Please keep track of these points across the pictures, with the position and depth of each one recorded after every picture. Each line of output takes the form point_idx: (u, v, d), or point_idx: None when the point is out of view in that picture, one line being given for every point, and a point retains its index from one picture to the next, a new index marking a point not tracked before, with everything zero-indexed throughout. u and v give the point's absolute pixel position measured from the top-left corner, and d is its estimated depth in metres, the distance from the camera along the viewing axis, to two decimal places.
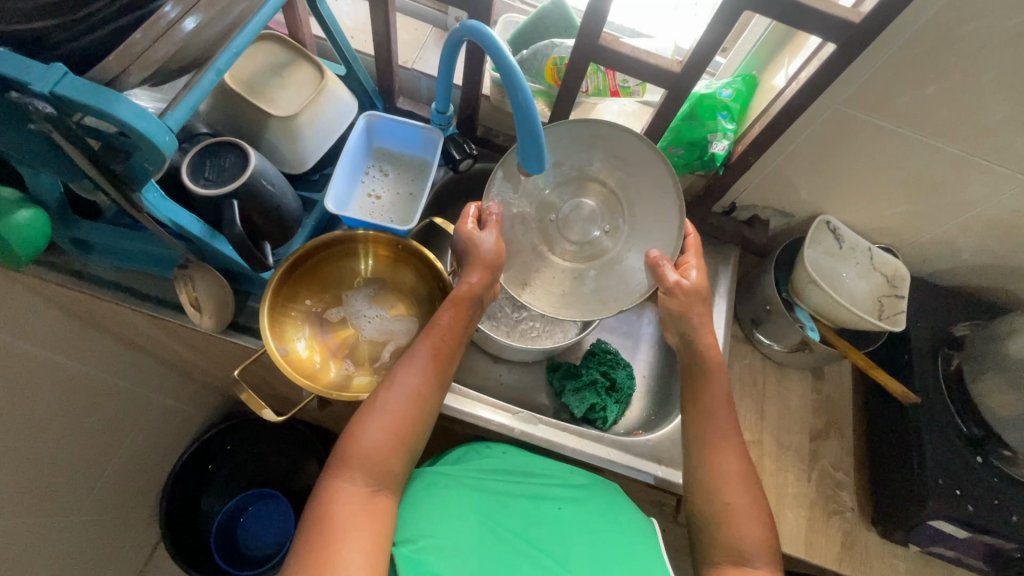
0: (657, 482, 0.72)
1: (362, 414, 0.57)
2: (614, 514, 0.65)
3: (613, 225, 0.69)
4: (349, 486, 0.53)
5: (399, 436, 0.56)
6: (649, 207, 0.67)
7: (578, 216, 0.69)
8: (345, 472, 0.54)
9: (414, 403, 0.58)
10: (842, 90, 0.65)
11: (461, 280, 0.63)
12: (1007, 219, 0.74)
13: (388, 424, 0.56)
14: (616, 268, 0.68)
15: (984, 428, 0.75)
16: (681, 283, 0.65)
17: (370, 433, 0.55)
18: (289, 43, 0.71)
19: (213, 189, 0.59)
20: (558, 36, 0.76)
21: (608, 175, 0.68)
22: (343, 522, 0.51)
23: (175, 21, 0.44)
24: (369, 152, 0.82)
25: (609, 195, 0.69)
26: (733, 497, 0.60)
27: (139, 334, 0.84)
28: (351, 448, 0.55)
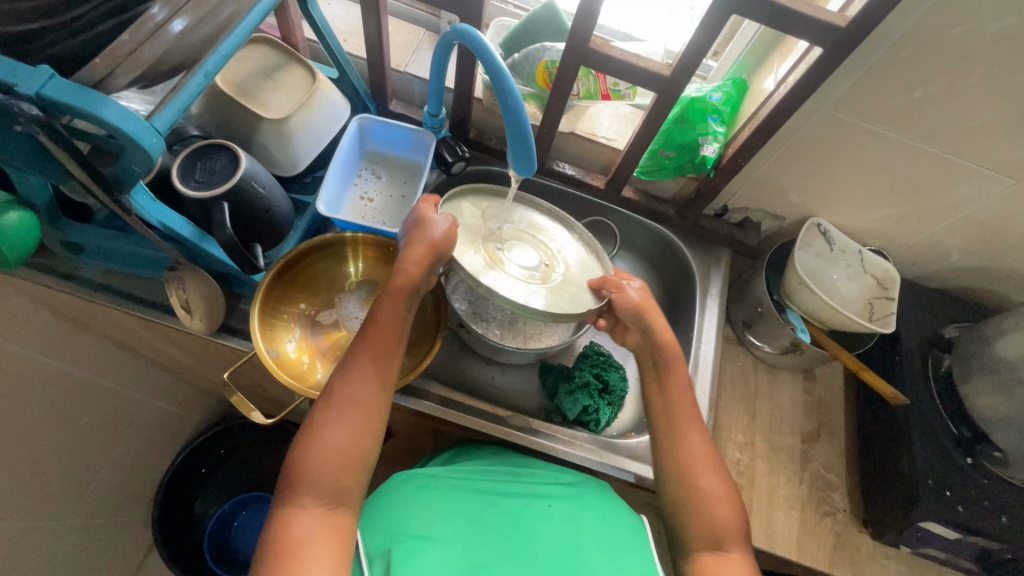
0: (637, 480, 0.73)
1: (307, 433, 0.55)
2: (603, 510, 0.64)
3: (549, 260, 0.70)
4: (303, 511, 0.52)
5: (349, 449, 0.55)
6: (572, 254, 0.72)
7: (522, 248, 0.69)
8: (297, 496, 0.52)
9: (360, 413, 0.56)
10: (831, 94, 0.65)
11: (400, 269, 0.62)
12: (995, 221, 0.74)
13: (333, 439, 0.54)
14: (570, 285, 0.68)
15: (974, 429, 0.76)
16: (633, 287, 0.68)
17: (315, 454, 0.54)
18: (281, 46, 0.71)
19: (203, 192, 0.59)
20: (550, 39, 0.76)
21: (528, 229, 0.73)
22: (302, 550, 0.50)
23: (163, 22, 0.44)
24: (361, 155, 0.82)
25: (535, 242, 0.71)
26: (705, 483, 0.61)
27: (131, 336, 0.84)
28: (300, 471, 0.53)
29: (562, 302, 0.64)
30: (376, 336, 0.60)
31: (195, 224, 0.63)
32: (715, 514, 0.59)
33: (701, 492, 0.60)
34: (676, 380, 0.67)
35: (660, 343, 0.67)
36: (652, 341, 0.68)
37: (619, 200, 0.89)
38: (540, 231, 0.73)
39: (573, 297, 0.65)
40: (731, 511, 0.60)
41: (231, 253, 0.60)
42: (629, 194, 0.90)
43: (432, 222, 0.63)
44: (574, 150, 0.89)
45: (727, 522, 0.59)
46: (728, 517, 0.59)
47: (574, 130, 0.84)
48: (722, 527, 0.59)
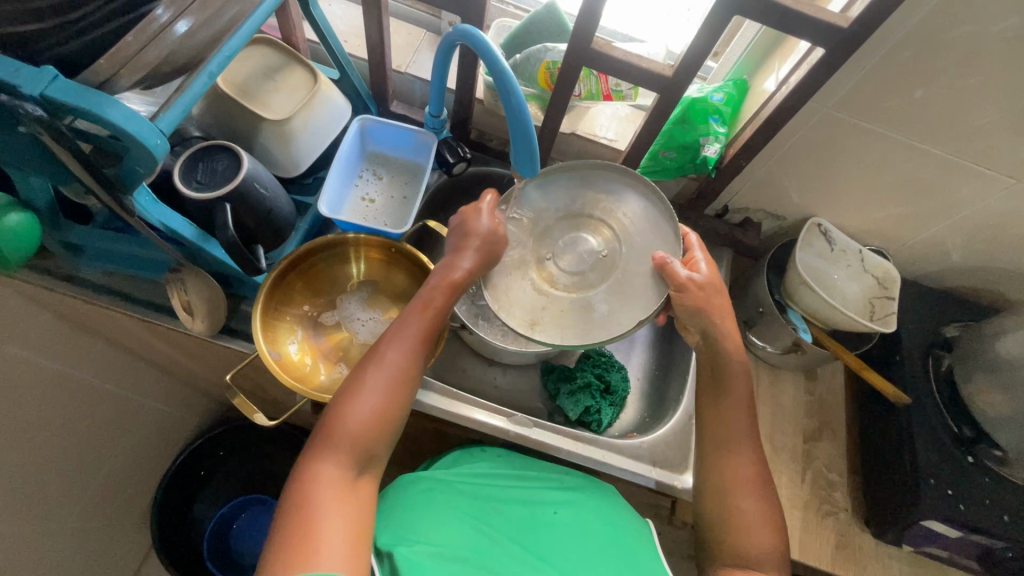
0: (657, 486, 0.72)
1: (346, 392, 0.55)
2: (606, 516, 0.65)
3: (605, 252, 0.62)
4: (333, 468, 0.52)
5: (385, 417, 0.55)
6: (635, 233, 0.63)
7: (574, 248, 0.62)
8: (329, 453, 0.52)
9: (400, 384, 0.56)
10: (832, 94, 0.65)
11: (454, 260, 0.61)
12: (995, 220, 0.75)
13: (374, 403, 0.54)
14: (626, 283, 0.60)
15: (975, 428, 0.76)
16: (692, 277, 0.61)
17: (356, 413, 0.54)
18: (282, 47, 0.71)
19: (205, 193, 0.59)
20: (551, 40, 0.77)
21: (584, 209, 0.64)
22: (324, 506, 0.49)
23: (166, 24, 0.44)
24: (362, 156, 0.82)
25: (590, 226, 0.64)
26: (747, 507, 0.60)
27: (132, 338, 0.84)
28: (335, 427, 0.53)
29: (620, 314, 0.59)
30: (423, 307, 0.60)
31: (197, 226, 0.63)
32: (755, 538, 0.59)
33: (740, 514, 0.60)
34: (728, 395, 0.65)
35: (694, 343, 0.66)
36: (715, 347, 0.65)
37: None
38: (600, 208, 0.64)
39: (633, 301, 0.59)
40: (774, 534, 0.60)
41: (233, 254, 0.59)
42: None
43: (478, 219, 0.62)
44: (575, 151, 0.89)
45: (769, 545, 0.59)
46: (770, 541, 0.59)
47: (575, 130, 0.85)
48: (754, 543, 0.59)
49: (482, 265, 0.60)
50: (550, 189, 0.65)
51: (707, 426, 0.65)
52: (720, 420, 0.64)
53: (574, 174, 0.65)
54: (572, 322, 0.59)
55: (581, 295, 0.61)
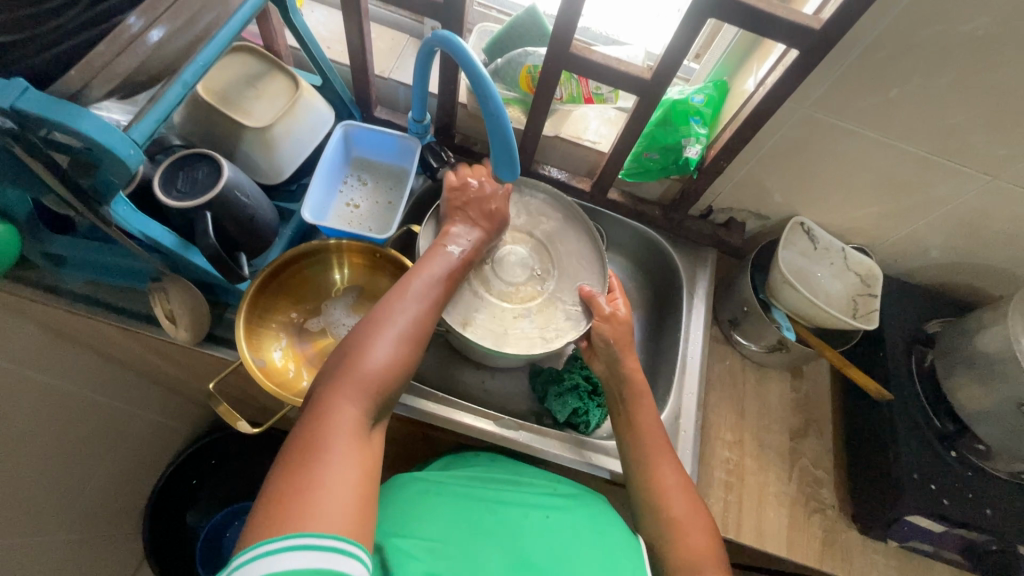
0: (614, 476, 0.74)
1: (366, 331, 0.55)
2: (599, 527, 0.63)
3: (542, 272, 0.75)
4: (346, 412, 0.49)
5: (400, 363, 0.55)
6: (570, 266, 0.76)
7: (511, 260, 0.74)
8: (342, 397, 0.50)
9: (413, 341, 0.56)
10: (809, 95, 0.66)
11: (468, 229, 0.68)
12: (973, 217, 0.76)
13: (391, 350, 0.54)
14: (556, 308, 0.72)
15: (958, 423, 0.77)
16: (615, 312, 0.71)
17: (377, 353, 0.53)
18: (262, 54, 0.71)
19: (186, 202, 0.59)
20: (532, 44, 0.77)
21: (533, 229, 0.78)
22: (339, 436, 0.47)
23: (139, 32, 0.45)
24: (346, 162, 0.82)
25: (534, 245, 0.77)
26: (675, 509, 0.61)
27: (118, 348, 0.83)
28: (355, 363, 0.53)
29: (544, 333, 0.70)
30: (433, 269, 0.61)
31: (178, 235, 0.63)
32: (691, 538, 0.60)
33: (675, 514, 0.61)
34: None
35: None
36: (619, 373, 0.69)
37: (605, 202, 0.90)
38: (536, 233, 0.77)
39: (555, 323, 0.71)
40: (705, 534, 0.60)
41: (214, 263, 0.59)
42: (615, 197, 0.90)
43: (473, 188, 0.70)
44: (560, 154, 0.90)
45: (704, 547, 0.59)
46: (704, 542, 0.60)
47: (558, 133, 0.85)
48: (693, 544, 0.59)
49: (477, 239, 0.68)
50: None
51: (644, 431, 0.66)
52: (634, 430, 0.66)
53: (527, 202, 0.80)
54: (502, 327, 0.70)
55: (515, 306, 0.72)
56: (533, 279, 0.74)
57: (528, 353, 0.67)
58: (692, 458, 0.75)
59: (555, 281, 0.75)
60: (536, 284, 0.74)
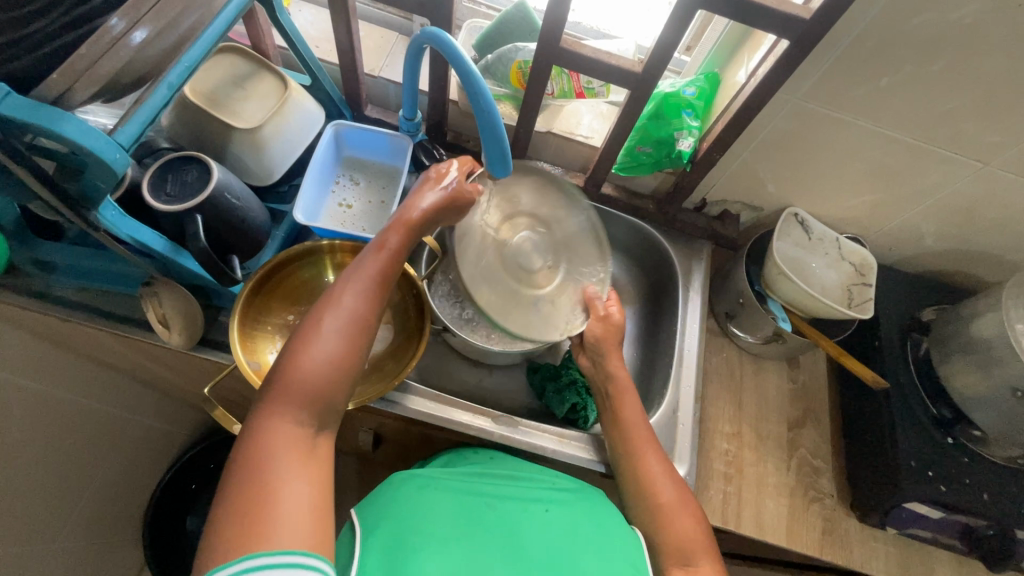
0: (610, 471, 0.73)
1: (300, 336, 0.50)
2: (598, 518, 0.63)
3: (554, 262, 0.67)
4: (284, 428, 0.47)
5: (341, 364, 0.51)
6: (576, 252, 0.69)
7: (526, 244, 0.65)
8: (278, 411, 0.47)
9: (357, 334, 0.52)
10: (800, 85, 0.66)
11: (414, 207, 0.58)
12: (965, 204, 0.76)
13: (327, 355, 0.50)
14: (561, 303, 0.67)
15: (955, 410, 0.77)
16: (609, 315, 0.71)
17: (311, 360, 0.49)
18: (249, 54, 0.70)
19: (175, 205, 0.58)
20: (522, 39, 0.77)
21: (542, 211, 0.68)
22: (278, 460, 0.45)
23: (123, 33, 0.44)
24: (337, 161, 0.81)
25: (544, 229, 0.68)
26: (664, 497, 0.62)
27: (112, 354, 0.83)
28: (288, 374, 0.49)
29: (550, 324, 0.65)
30: (372, 259, 0.55)
31: (169, 239, 0.62)
32: (683, 527, 0.60)
33: (663, 500, 0.62)
34: None
35: None
36: (605, 371, 0.71)
37: (598, 197, 0.89)
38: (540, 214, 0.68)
39: (560, 315, 0.66)
40: (696, 521, 0.61)
41: (206, 266, 0.59)
42: (609, 191, 0.90)
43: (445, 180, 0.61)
44: (552, 149, 0.89)
45: (692, 533, 0.60)
46: (693, 529, 0.60)
47: (550, 129, 0.85)
48: (683, 533, 0.60)
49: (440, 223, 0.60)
50: (515, 183, 0.67)
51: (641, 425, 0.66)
52: (623, 420, 0.68)
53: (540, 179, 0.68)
54: (515, 315, 0.62)
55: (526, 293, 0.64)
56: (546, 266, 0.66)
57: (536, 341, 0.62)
58: (691, 452, 0.75)
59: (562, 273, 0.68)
60: (547, 271, 0.66)
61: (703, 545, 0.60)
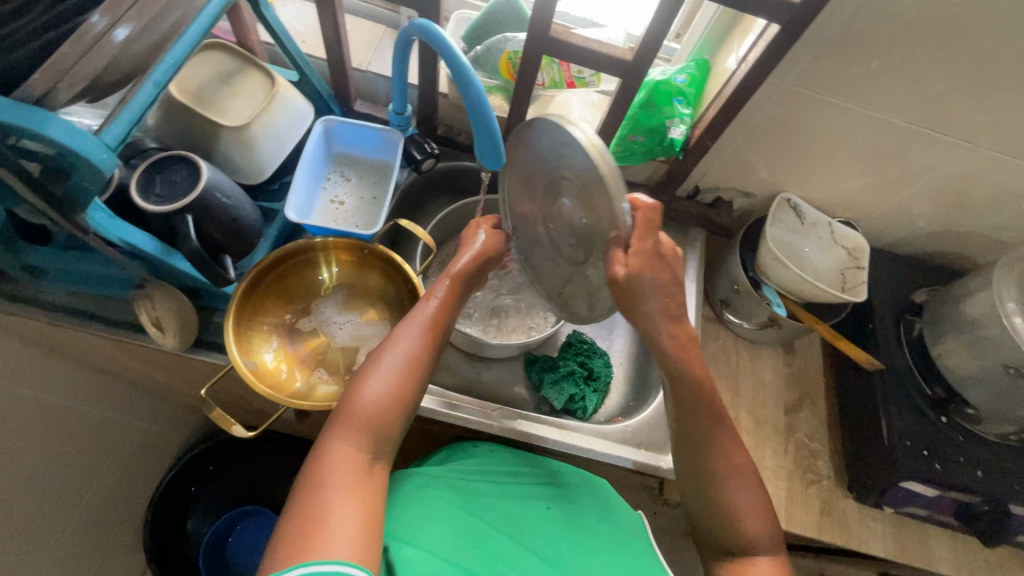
0: (636, 467, 0.73)
1: (361, 373, 0.56)
2: (597, 513, 0.65)
3: (584, 222, 0.53)
4: (345, 452, 0.51)
5: (395, 400, 0.54)
6: (591, 194, 0.49)
7: (560, 218, 0.57)
8: (340, 436, 0.52)
9: (412, 370, 0.56)
10: (791, 69, 0.66)
11: (459, 256, 0.63)
12: (955, 185, 0.76)
13: (383, 391, 0.54)
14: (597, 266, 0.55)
15: (948, 389, 0.78)
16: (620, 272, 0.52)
17: (369, 395, 0.54)
18: (236, 50, 0.70)
19: (164, 206, 0.58)
20: (511, 30, 0.76)
21: (551, 166, 0.54)
22: (335, 482, 0.49)
23: (105, 30, 0.43)
24: (328, 158, 0.81)
25: (565, 187, 0.54)
26: (740, 503, 0.58)
27: (106, 358, 0.82)
28: (350, 407, 0.53)
29: (598, 299, 0.58)
30: (427, 304, 0.59)
31: (159, 239, 0.61)
32: (751, 529, 0.57)
33: (731, 498, 0.58)
34: None
35: None
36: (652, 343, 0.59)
37: None
38: (557, 173, 0.54)
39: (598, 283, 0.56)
40: (765, 524, 0.58)
41: (198, 266, 0.58)
42: None
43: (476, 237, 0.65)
44: None
45: (760, 537, 0.57)
46: (762, 533, 0.57)
47: (542, 120, 0.84)
48: (748, 534, 0.57)
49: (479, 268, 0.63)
50: (533, 154, 0.57)
51: None
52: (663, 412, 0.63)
53: (540, 132, 0.53)
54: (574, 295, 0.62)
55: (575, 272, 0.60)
56: (582, 234, 0.55)
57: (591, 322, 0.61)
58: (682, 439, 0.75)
59: (595, 228, 0.52)
60: (585, 240, 0.55)
61: (769, 544, 0.57)
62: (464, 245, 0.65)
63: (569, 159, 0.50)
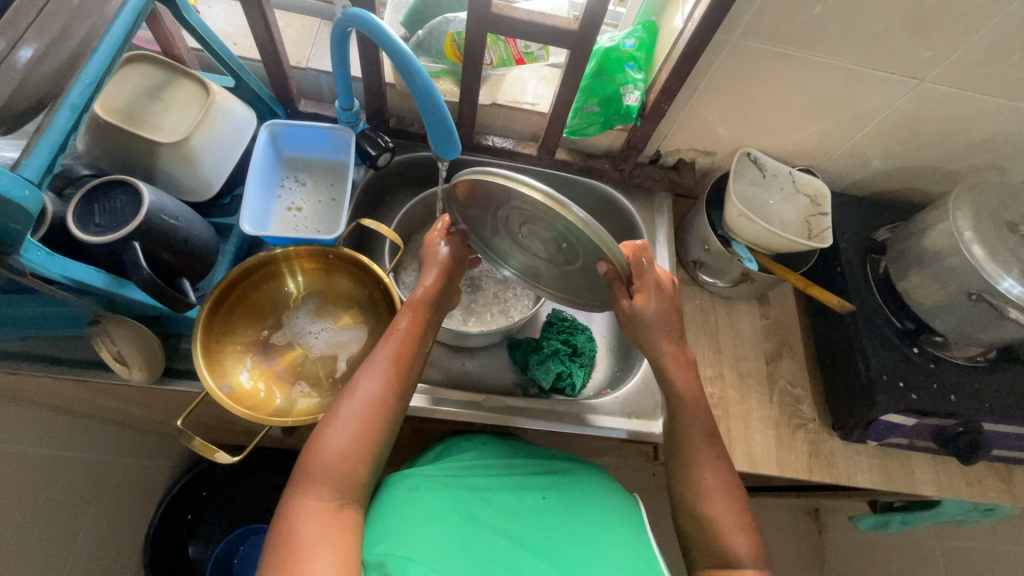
0: (630, 436, 0.74)
1: (324, 423, 0.55)
2: (592, 501, 0.64)
3: (567, 245, 0.57)
4: (313, 505, 0.51)
5: (362, 443, 0.54)
6: (562, 227, 0.52)
7: (531, 232, 0.60)
8: (308, 489, 0.51)
9: (375, 413, 0.55)
10: (737, 23, 0.65)
11: (416, 284, 0.64)
12: (907, 122, 0.78)
13: (346, 439, 0.54)
14: (589, 273, 0.62)
15: (917, 321, 0.81)
16: (628, 306, 0.62)
17: (332, 444, 0.53)
18: (162, 61, 0.65)
19: (108, 236, 0.54)
20: (451, 10, 0.73)
21: (501, 202, 0.55)
22: (308, 535, 0.49)
23: (8, 52, 0.42)
24: (280, 164, 0.78)
25: (527, 216, 0.55)
26: (717, 514, 0.58)
27: (75, 399, 0.79)
28: (314, 459, 0.53)
29: (592, 292, 0.66)
30: (388, 342, 0.59)
31: (107, 271, 0.58)
32: (740, 541, 0.57)
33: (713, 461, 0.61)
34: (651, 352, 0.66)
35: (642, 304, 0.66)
36: (632, 309, 0.62)
37: (554, 163, 0.88)
38: (514, 210, 0.56)
39: (586, 284, 0.65)
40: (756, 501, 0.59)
41: (155, 295, 0.55)
42: (563, 156, 0.88)
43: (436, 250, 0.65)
44: (501, 121, 0.87)
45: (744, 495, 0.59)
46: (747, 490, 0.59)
47: (495, 100, 0.83)
48: (738, 548, 0.57)
49: (444, 291, 0.64)
50: (478, 198, 0.56)
51: None
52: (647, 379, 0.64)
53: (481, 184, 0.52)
54: (560, 284, 0.68)
55: (555, 266, 0.65)
56: (565, 247, 0.58)
57: (589, 304, 0.68)
58: None
59: (582, 250, 0.56)
60: (569, 251, 0.59)
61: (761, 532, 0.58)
62: (425, 267, 0.65)
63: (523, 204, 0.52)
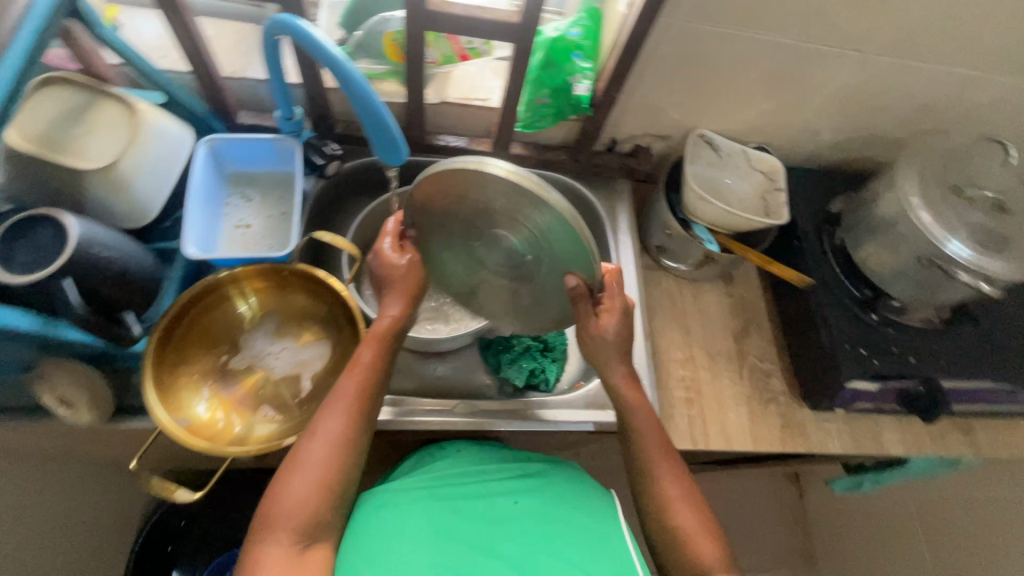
0: (598, 428, 0.74)
1: (285, 469, 0.53)
2: (566, 502, 0.64)
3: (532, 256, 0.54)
4: (276, 554, 0.50)
5: (326, 485, 0.53)
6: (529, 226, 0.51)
7: (491, 243, 0.56)
8: (270, 538, 0.50)
9: (339, 454, 0.54)
10: (680, 5, 0.65)
11: (382, 313, 0.62)
12: (851, 93, 0.79)
13: (309, 484, 0.52)
14: (546, 289, 0.59)
15: (873, 288, 0.82)
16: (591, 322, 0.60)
17: (294, 490, 0.52)
18: (78, 80, 0.61)
19: (35, 275, 0.51)
20: (388, 8, 0.71)
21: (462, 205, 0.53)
22: None
23: None
24: (223, 180, 0.74)
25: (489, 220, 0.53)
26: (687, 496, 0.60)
27: (25, 442, 0.74)
28: (276, 506, 0.52)
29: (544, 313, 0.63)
30: (351, 376, 0.58)
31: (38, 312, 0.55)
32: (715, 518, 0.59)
33: None
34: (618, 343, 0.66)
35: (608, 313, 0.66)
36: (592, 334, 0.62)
37: (510, 158, 0.86)
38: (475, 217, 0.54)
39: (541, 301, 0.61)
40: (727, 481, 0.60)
41: None
42: (518, 150, 0.87)
43: (395, 265, 0.63)
44: (452, 119, 0.85)
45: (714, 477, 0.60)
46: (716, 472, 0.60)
47: (444, 99, 0.80)
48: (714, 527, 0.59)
49: (403, 317, 0.62)
50: (437, 202, 0.55)
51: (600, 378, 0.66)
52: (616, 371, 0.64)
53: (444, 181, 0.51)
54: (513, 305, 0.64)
55: (509, 283, 0.61)
56: (528, 261, 0.56)
57: (542, 327, 0.66)
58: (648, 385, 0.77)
59: (545, 258, 0.54)
60: (528, 265, 0.56)
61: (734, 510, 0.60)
62: (385, 295, 0.63)
63: (492, 206, 0.51)
